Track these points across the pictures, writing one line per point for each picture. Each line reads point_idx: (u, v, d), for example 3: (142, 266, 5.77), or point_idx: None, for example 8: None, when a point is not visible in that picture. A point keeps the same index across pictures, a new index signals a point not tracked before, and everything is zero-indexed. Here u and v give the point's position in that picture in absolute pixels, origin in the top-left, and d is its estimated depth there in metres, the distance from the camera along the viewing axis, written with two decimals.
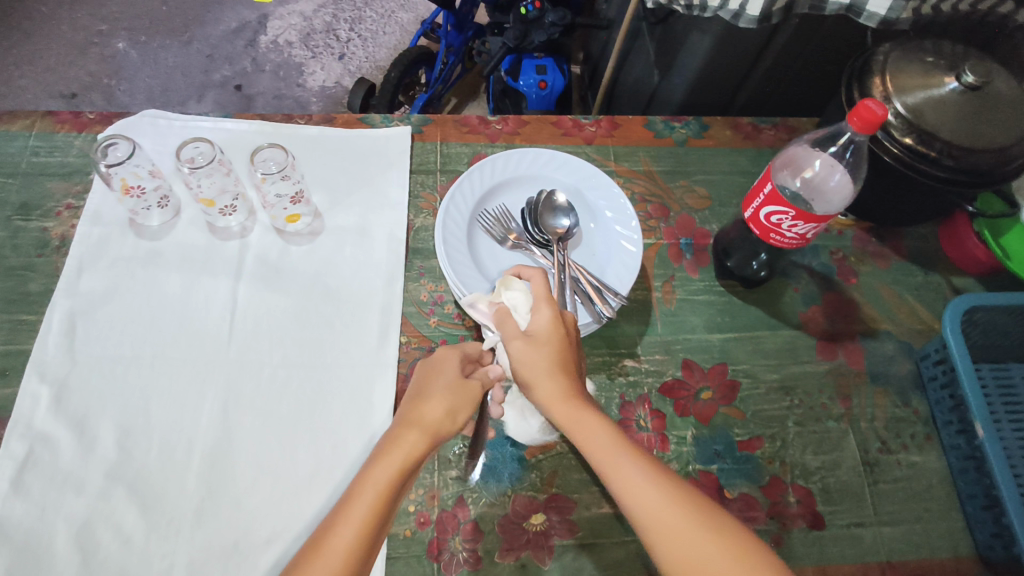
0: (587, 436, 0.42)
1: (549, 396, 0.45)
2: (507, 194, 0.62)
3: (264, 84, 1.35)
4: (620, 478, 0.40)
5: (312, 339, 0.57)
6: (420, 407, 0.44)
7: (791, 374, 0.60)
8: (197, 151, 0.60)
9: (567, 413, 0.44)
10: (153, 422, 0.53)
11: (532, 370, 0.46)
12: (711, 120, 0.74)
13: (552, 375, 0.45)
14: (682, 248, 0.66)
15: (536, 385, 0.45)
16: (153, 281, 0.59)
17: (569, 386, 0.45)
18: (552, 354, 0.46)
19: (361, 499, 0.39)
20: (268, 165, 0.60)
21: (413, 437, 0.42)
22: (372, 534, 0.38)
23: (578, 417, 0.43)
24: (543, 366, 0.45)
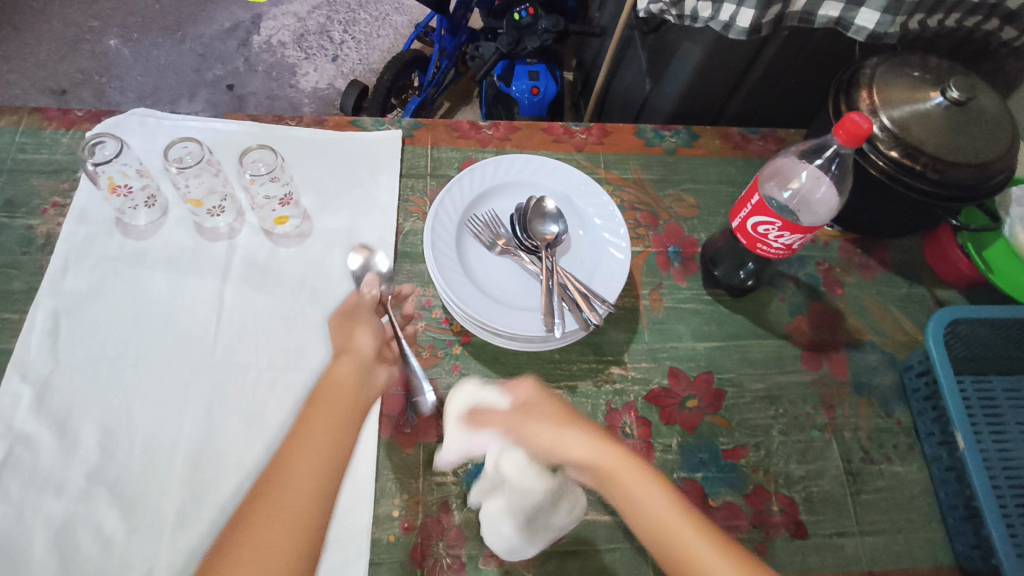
0: (649, 504, 0.41)
1: (585, 450, 0.44)
2: (496, 200, 0.60)
3: (257, 84, 1.35)
4: (678, 542, 0.40)
5: (299, 343, 0.57)
6: (349, 340, 0.49)
7: (776, 384, 0.61)
8: (186, 151, 0.60)
9: (619, 471, 0.43)
10: (136, 424, 0.52)
11: (556, 428, 0.46)
12: (701, 129, 0.74)
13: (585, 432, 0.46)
14: (670, 256, 0.66)
15: (573, 442, 0.45)
16: (138, 281, 0.58)
17: (607, 438, 0.45)
18: (559, 413, 0.47)
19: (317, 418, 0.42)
20: (257, 166, 0.60)
21: (345, 363, 0.46)
22: (332, 446, 0.40)
23: (632, 474, 0.43)
24: (574, 428, 0.46)
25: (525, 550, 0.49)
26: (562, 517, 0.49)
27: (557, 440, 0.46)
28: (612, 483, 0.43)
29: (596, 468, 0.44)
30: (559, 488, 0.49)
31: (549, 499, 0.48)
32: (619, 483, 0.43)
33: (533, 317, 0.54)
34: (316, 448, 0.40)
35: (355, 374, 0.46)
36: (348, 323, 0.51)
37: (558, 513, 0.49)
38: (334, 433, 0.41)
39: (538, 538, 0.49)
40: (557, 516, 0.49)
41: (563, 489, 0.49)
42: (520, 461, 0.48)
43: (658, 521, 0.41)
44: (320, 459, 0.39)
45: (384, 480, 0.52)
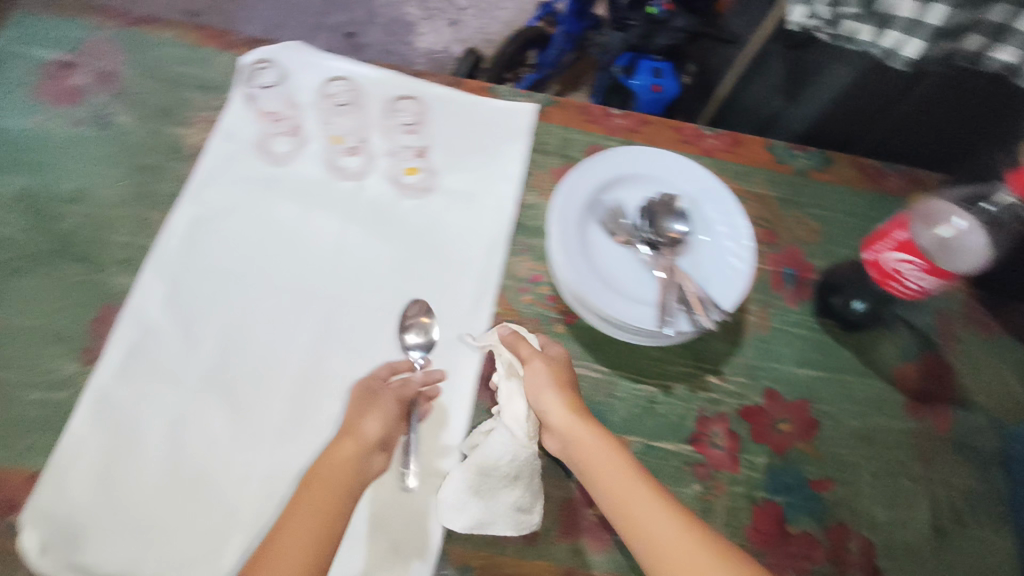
0: (602, 462, 0.46)
1: (560, 412, 0.49)
2: (625, 188, 0.59)
3: (375, 37, 1.37)
4: (622, 496, 0.44)
5: (410, 292, 0.59)
6: (354, 419, 0.48)
7: (872, 425, 0.59)
8: (342, 88, 0.65)
9: (579, 433, 0.48)
10: (251, 338, 0.55)
11: (536, 386, 0.51)
12: (835, 155, 0.72)
13: (563, 398, 0.50)
14: (784, 277, 0.65)
15: (546, 399, 0.50)
16: (271, 205, 0.60)
17: (579, 406, 0.50)
18: (551, 371, 0.52)
19: (309, 495, 0.43)
20: (404, 114, 0.65)
21: (347, 446, 0.46)
22: (323, 532, 0.41)
23: (591, 443, 0.47)
24: (550, 387, 0.51)
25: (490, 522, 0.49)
26: (508, 502, 0.49)
27: (536, 392, 0.51)
28: (579, 450, 0.48)
29: (560, 425, 0.49)
30: (525, 462, 0.51)
31: (505, 468, 0.50)
32: (580, 446, 0.48)
33: (647, 310, 0.54)
34: (309, 525, 0.41)
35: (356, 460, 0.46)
36: (367, 400, 0.50)
37: (507, 488, 0.50)
38: (329, 520, 0.41)
39: (469, 506, 0.49)
40: (504, 494, 0.49)
41: (523, 467, 0.50)
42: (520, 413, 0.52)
43: (607, 474, 0.45)
44: (306, 550, 0.39)
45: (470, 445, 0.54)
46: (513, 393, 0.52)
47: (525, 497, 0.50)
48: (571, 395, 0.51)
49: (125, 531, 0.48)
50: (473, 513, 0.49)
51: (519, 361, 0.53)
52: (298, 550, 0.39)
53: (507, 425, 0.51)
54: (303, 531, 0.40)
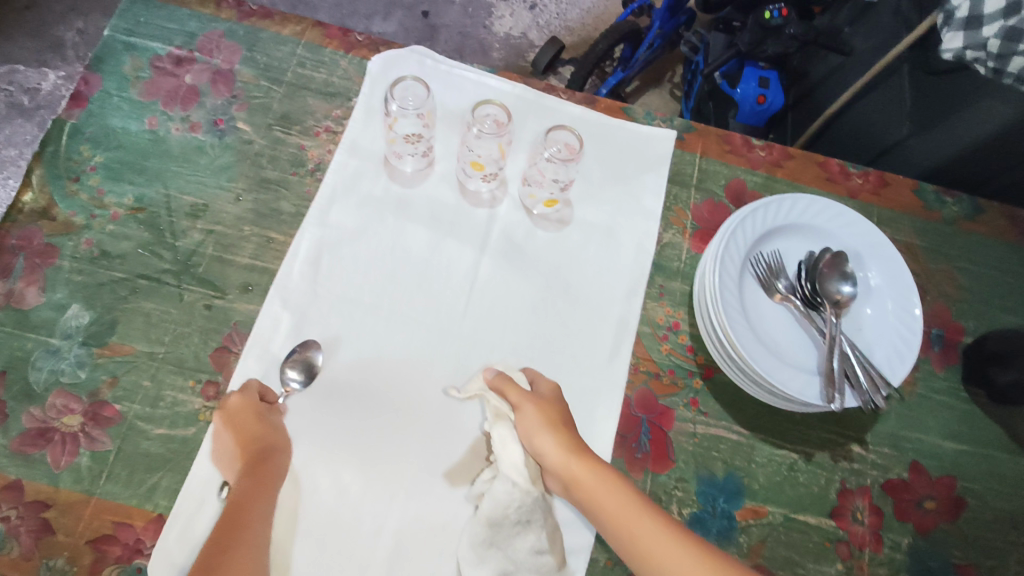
0: (608, 504, 0.44)
1: (555, 453, 0.46)
2: (783, 240, 0.55)
3: (452, 17, 1.30)
4: (635, 537, 0.42)
5: (545, 336, 0.55)
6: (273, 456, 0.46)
7: (1023, 508, 0.56)
8: (487, 112, 0.57)
9: (580, 474, 0.45)
10: (382, 380, 0.52)
11: (528, 429, 0.48)
12: (986, 203, 0.66)
13: (555, 438, 0.47)
14: (932, 338, 0.60)
15: (543, 444, 0.47)
16: (400, 231, 0.56)
17: (575, 443, 0.47)
18: (540, 412, 0.48)
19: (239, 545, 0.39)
20: (557, 147, 0.56)
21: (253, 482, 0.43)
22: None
23: (594, 483, 0.45)
24: (545, 426, 0.47)
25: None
26: (526, 547, 0.47)
27: (529, 436, 0.48)
28: (578, 491, 0.45)
29: (560, 468, 0.46)
30: (535, 505, 0.48)
31: (518, 517, 0.47)
32: (582, 487, 0.45)
33: (810, 380, 0.50)
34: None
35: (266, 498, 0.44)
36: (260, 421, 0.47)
37: (523, 534, 0.47)
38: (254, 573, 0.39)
39: (487, 558, 0.47)
40: (520, 540, 0.47)
41: (534, 511, 0.48)
42: (518, 460, 0.48)
43: (616, 515, 0.43)
44: None
45: None
46: (507, 440, 0.48)
47: (542, 538, 0.48)
48: (568, 431, 0.47)
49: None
50: (493, 565, 0.46)
51: (508, 406, 0.50)
52: None
53: (509, 476, 0.48)
54: None
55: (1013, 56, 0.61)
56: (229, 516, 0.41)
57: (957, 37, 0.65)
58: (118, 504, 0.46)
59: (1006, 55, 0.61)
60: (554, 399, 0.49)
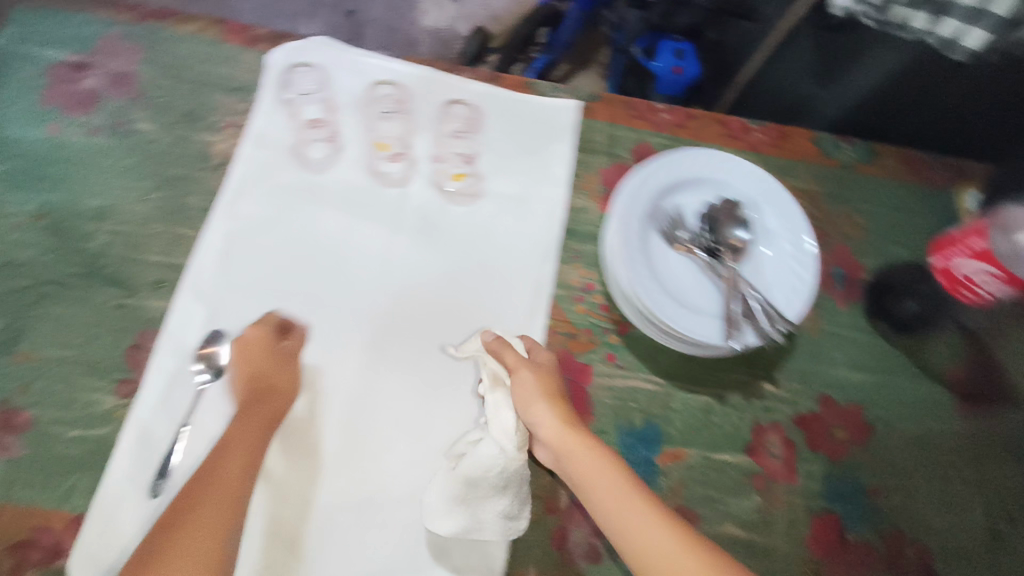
0: (596, 480, 0.44)
1: (550, 426, 0.46)
2: (685, 193, 0.57)
3: (376, 13, 1.31)
4: (621, 518, 0.42)
5: (462, 307, 0.56)
6: (276, 391, 0.49)
7: (927, 429, 0.59)
8: (384, 94, 0.62)
9: (571, 448, 0.46)
10: (301, 363, 0.53)
11: (525, 398, 0.48)
12: (880, 147, 0.70)
13: (556, 412, 0.47)
14: (834, 278, 0.64)
15: (537, 417, 0.47)
16: (310, 217, 0.57)
17: (572, 420, 0.47)
18: (539, 381, 0.48)
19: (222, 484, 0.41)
20: (454, 120, 0.62)
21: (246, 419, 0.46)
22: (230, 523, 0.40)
23: (593, 459, 0.45)
24: (542, 398, 0.47)
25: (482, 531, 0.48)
26: (494, 510, 0.47)
27: (523, 404, 0.47)
28: (574, 465, 0.45)
29: (555, 443, 0.46)
30: (515, 470, 0.47)
31: (495, 479, 0.47)
32: (573, 464, 0.45)
33: (712, 324, 0.53)
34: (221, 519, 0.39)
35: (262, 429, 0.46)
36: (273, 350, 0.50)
37: (495, 497, 0.47)
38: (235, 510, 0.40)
39: (455, 512, 0.48)
40: (491, 503, 0.47)
41: (513, 475, 0.47)
42: (507, 424, 0.47)
43: (603, 491, 0.43)
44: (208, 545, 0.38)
45: None
46: (501, 403, 0.48)
47: (513, 504, 0.48)
48: (562, 405, 0.48)
49: (91, 540, 0.45)
50: (459, 519, 0.47)
51: (504, 370, 0.50)
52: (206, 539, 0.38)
53: (497, 440, 0.47)
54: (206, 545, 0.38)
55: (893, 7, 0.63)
56: (216, 453, 0.43)
57: None
58: (36, 509, 0.46)
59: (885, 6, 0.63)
60: (550, 371, 0.50)
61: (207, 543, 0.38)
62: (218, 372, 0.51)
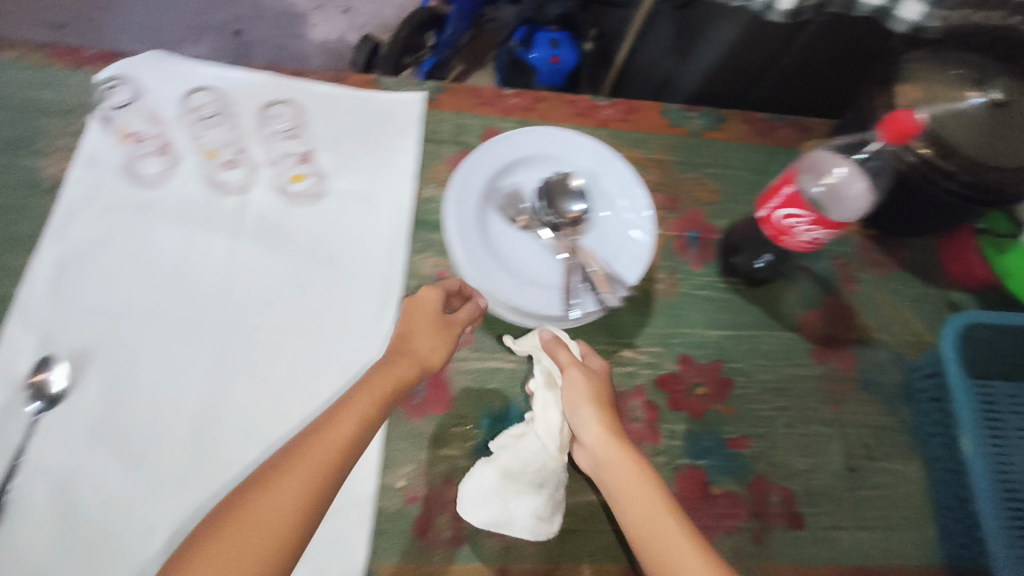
0: (631, 493, 0.45)
1: (596, 432, 0.49)
2: (522, 172, 0.58)
3: (264, 32, 1.30)
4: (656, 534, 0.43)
5: (311, 306, 0.56)
6: (416, 341, 0.49)
7: (784, 377, 0.61)
8: (205, 100, 0.61)
9: (614, 457, 0.47)
10: (141, 380, 0.52)
11: (573, 401, 0.51)
12: (727, 112, 0.72)
13: (598, 417, 0.49)
14: (688, 241, 0.65)
15: (583, 420, 0.50)
16: (146, 233, 0.56)
17: (616, 430, 0.49)
18: (589, 386, 0.51)
19: (313, 452, 0.40)
20: (278, 120, 0.62)
21: (404, 367, 0.47)
22: (319, 490, 0.39)
23: (622, 465, 0.47)
24: (590, 404, 0.50)
25: (511, 523, 0.50)
26: (524, 509, 0.49)
27: (572, 407, 0.50)
28: (608, 472, 0.47)
29: (598, 450, 0.48)
30: (552, 472, 0.51)
31: (536, 475, 0.50)
32: (611, 474, 0.47)
33: (552, 296, 0.55)
34: (303, 488, 0.39)
35: (405, 380, 0.46)
36: (439, 320, 0.50)
37: (532, 496, 0.50)
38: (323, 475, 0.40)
39: (491, 503, 0.50)
40: (524, 501, 0.50)
41: (550, 476, 0.51)
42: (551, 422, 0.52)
43: (636, 504, 0.45)
44: (287, 518, 0.38)
45: (391, 450, 0.53)
46: (550, 404, 0.53)
47: (544, 504, 0.50)
48: (607, 413, 0.50)
49: (117, 538, 0.47)
50: (493, 510, 0.49)
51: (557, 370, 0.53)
52: (287, 511, 0.38)
53: (540, 435, 0.52)
54: (263, 516, 0.37)
55: None
56: (304, 433, 0.42)
57: None
58: None
59: None
60: (601, 378, 0.52)
61: (285, 503, 0.38)
62: (49, 400, 0.50)
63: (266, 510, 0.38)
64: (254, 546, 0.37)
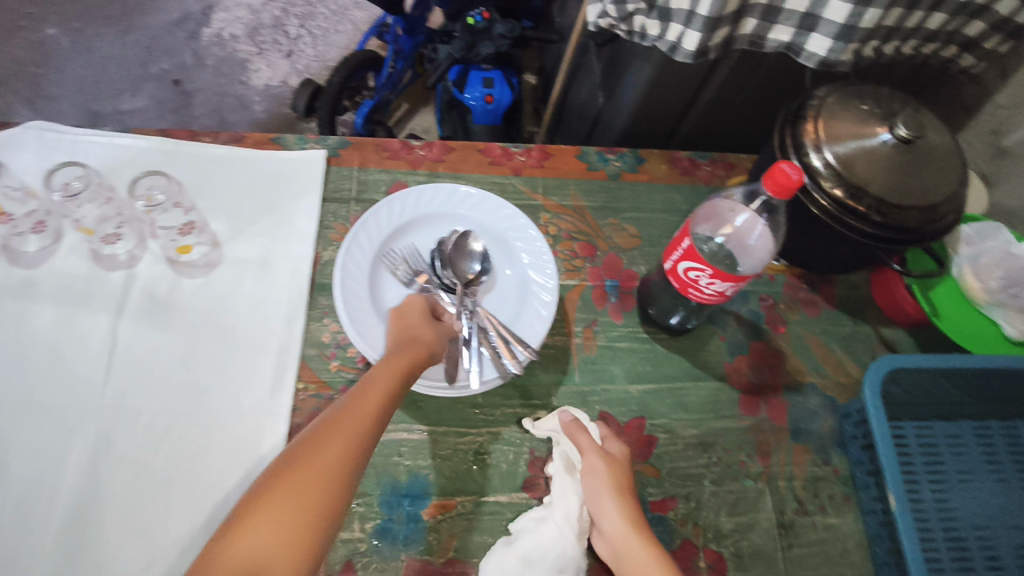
0: None
1: (616, 521, 0.47)
2: (419, 232, 0.56)
3: (205, 79, 1.29)
4: None
5: (200, 384, 0.53)
6: (416, 332, 0.47)
7: (710, 430, 0.58)
8: (74, 175, 0.56)
9: (633, 549, 0.45)
10: (11, 476, 0.49)
11: (594, 489, 0.49)
12: (647, 152, 0.71)
13: (615, 506, 0.48)
14: (607, 290, 0.63)
15: (604, 508, 0.48)
16: (22, 315, 0.54)
17: (635, 519, 0.48)
18: (609, 472, 0.49)
19: (332, 427, 0.38)
20: (153, 194, 0.57)
21: (412, 350, 0.45)
22: (352, 463, 0.37)
23: (644, 560, 0.45)
24: (614, 493, 0.48)
25: None
26: None
27: (595, 495, 0.49)
28: (630, 561, 0.45)
29: (617, 540, 0.47)
30: (573, 559, 0.48)
31: (556, 561, 0.48)
32: (632, 567, 0.45)
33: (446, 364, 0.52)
34: (336, 458, 0.36)
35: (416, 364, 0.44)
36: (426, 319, 0.49)
37: None
38: (354, 447, 0.37)
39: None
40: None
41: (570, 561, 0.48)
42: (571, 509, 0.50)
43: None
44: (322, 489, 0.35)
45: None
46: (569, 489, 0.51)
47: None
48: (629, 503, 0.48)
49: None
50: None
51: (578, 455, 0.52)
52: (321, 481, 0.35)
53: (560, 523, 0.49)
54: (303, 487, 0.34)
55: (633, 15, 0.64)
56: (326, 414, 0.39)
57: (595, 7, 0.67)
58: None
59: (626, 15, 0.64)
60: (622, 466, 0.51)
61: (322, 473, 0.35)
62: None
63: (318, 458, 0.36)
64: (285, 526, 0.33)
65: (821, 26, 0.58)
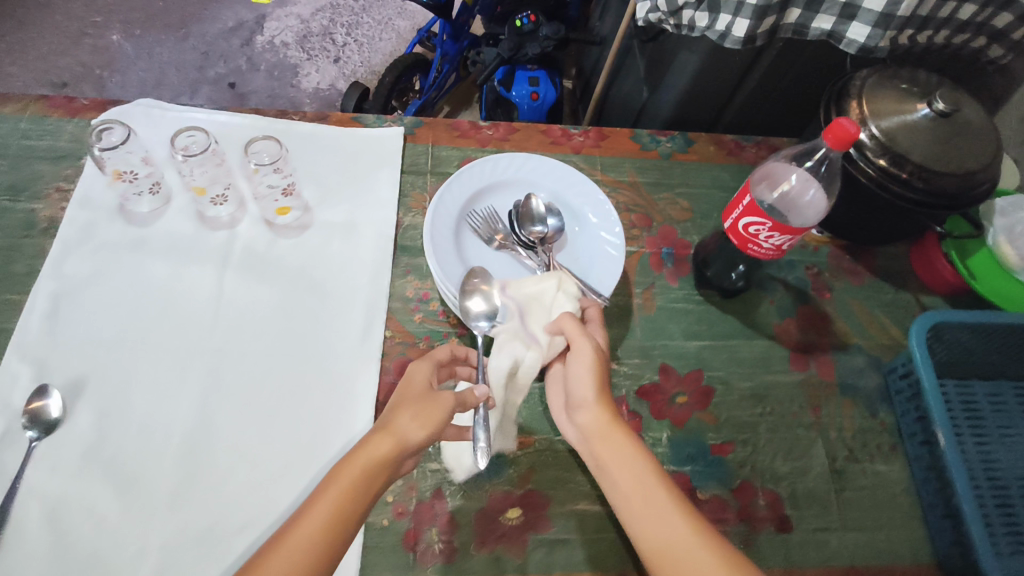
0: (627, 482, 0.42)
1: (590, 417, 0.45)
2: (496, 196, 0.62)
3: (258, 83, 1.36)
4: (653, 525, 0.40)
5: (296, 330, 0.58)
6: (399, 417, 0.41)
7: (763, 383, 0.62)
8: (191, 140, 0.62)
9: (605, 445, 0.44)
10: (132, 406, 0.53)
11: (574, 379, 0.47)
12: (696, 135, 0.76)
13: (597, 395, 0.46)
14: (663, 257, 0.67)
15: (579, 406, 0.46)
16: (139, 266, 0.59)
17: (611, 406, 0.46)
18: (594, 361, 0.46)
19: (292, 531, 0.36)
20: (260, 156, 0.62)
21: (385, 443, 0.40)
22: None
23: (622, 453, 0.43)
24: (593, 390, 0.46)
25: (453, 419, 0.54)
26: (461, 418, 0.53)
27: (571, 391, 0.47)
28: (603, 449, 0.44)
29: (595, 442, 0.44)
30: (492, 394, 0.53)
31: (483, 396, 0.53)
32: (605, 459, 0.44)
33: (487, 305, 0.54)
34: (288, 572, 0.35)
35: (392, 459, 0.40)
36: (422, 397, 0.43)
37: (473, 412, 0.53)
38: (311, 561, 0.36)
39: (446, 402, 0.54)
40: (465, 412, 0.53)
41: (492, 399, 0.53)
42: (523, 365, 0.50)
43: (634, 491, 0.41)
44: None
45: None
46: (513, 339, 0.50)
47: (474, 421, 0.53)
48: (608, 400, 0.46)
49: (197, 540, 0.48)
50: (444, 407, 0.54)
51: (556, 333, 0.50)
52: None
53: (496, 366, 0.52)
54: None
55: (681, 9, 0.69)
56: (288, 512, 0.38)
57: (643, 3, 0.73)
58: None
59: (676, 10, 0.69)
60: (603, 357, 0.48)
61: None
62: (44, 429, 0.51)
63: None
64: None
65: (860, 14, 0.62)
